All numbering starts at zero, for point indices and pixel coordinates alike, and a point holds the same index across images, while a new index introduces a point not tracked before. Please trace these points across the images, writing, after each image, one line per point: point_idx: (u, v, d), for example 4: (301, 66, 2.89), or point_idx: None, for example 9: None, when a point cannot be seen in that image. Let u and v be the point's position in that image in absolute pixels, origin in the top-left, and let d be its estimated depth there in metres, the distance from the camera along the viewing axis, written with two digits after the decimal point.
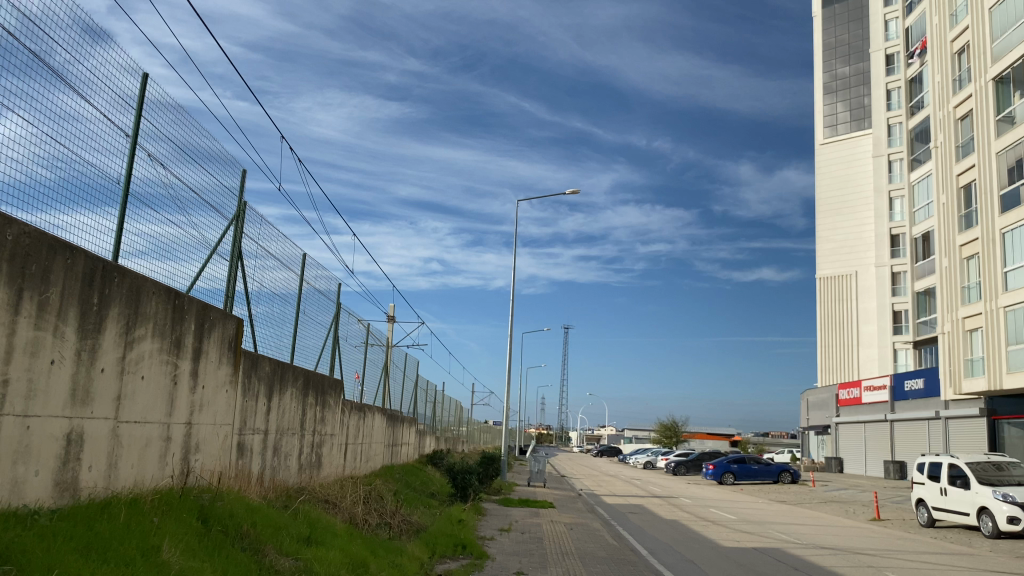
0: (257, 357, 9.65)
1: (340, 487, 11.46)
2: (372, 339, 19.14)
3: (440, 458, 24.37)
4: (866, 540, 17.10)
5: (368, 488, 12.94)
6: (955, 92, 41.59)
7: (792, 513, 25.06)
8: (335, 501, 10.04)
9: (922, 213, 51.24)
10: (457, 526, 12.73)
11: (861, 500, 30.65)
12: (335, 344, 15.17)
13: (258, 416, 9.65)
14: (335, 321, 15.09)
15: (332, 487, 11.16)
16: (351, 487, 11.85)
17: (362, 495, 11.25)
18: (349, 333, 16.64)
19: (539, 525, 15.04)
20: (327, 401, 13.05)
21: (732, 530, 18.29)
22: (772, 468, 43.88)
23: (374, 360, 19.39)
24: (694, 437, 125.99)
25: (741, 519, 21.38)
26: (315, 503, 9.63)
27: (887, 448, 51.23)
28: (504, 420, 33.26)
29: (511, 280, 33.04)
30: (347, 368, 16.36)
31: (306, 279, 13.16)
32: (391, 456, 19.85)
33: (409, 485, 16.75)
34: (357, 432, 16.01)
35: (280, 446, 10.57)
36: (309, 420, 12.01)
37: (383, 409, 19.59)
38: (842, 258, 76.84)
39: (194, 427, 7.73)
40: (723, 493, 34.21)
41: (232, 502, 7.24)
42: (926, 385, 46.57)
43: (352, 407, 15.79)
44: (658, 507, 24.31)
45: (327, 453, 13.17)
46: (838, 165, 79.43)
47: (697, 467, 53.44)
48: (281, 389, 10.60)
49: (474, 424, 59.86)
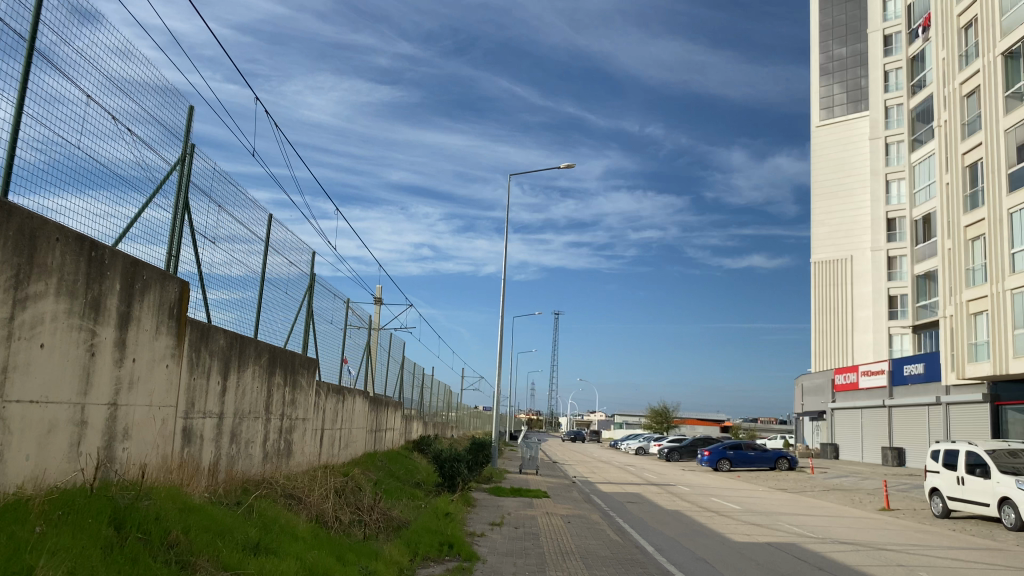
0: (209, 328, 8.27)
1: (308, 478, 10.08)
2: (354, 320, 17.67)
3: (428, 444, 23.01)
4: (885, 534, 15.91)
5: (344, 478, 11.57)
6: (961, 69, 40.34)
7: (796, 502, 23.91)
8: (300, 496, 8.69)
9: (923, 195, 50.11)
10: (443, 521, 11.43)
11: (865, 489, 29.53)
12: (310, 322, 13.52)
13: (209, 398, 8.26)
14: (309, 295, 13.45)
15: (299, 478, 9.78)
16: (323, 477, 10.47)
17: (333, 488, 9.89)
18: (326, 310, 15.01)
19: (532, 518, 13.78)
20: (297, 381, 11.64)
21: (739, 521, 17.07)
22: (769, 454, 42.79)
23: (355, 342, 17.86)
24: (685, 422, 125.10)
25: (745, 509, 20.18)
26: (275, 499, 8.28)
27: (885, 435, 50.20)
28: (495, 405, 31.91)
29: (502, 259, 31.67)
30: (323, 350, 14.72)
31: (274, 243, 11.41)
32: (373, 442, 18.49)
33: (393, 475, 15.38)
34: (334, 417, 14.60)
35: (238, 433, 9.22)
36: (275, 403, 10.62)
37: (366, 392, 18.21)
38: (837, 242, 75.77)
39: (121, 409, 6.37)
40: (720, 480, 33.06)
41: (162, 501, 5.91)
42: (926, 370, 45.47)
43: (329, 389, 14.36)
44: (657, 496, 23.06)
45: (297, 439, 11.81)
46: (834, 148, 78.16)
47: (690, 453, 52.36)
48: (241, 367, 9.23)
49: (463, 408, 58.63)
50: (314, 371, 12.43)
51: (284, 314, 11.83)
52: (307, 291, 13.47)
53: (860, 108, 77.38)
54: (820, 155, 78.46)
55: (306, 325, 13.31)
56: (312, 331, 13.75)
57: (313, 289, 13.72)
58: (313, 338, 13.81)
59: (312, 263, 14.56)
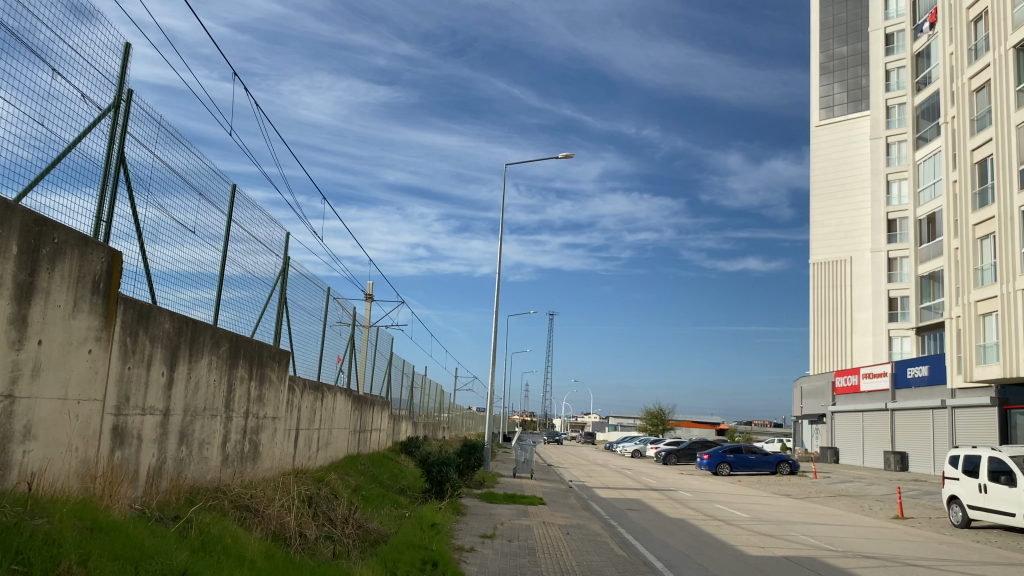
0: (151, 311, 7.03)
1: (271, 485, 8.82)
2: (338, 313, 16.33)
3: (416, 446, 21.73)
4: (908, 547, 14.76)
5: (316, 486, 10.29)
6: (970, 63, 39.23)
7: (805, 509, 22.76)
8: (259, 508, 7.44)
9: (927, 193, 48.98)
10: (426, 534, 10.20)
11: (874, 495, 28.35)
12: (284, 310, 12.08)
13: (150, 390, 7.02)
14: (283, 280, 11.99)
15: (260, 485, 8.52)
16: (288, 485, 9.19)
17: (299, 498, 8.60)
18: (303, 299, 13.57)
19: (528, 529, 12.55)
20: (264, 375, 10.34)
21: (748, 532, 15.88)
22: (770, 458, 41.62)
23: (339, 337, 16.45)
24: (681, 425, 124.04)
25: (753, 518, 18.99)
26: (226, 510, 7.05)
27: (888, 439, 49.04)
28: (489, 405, 30.67)
29: (498, 253, 30.47)
30: (300, 342, 13.32)
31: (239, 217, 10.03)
32: (356, 444, 17.24)
33: (375, 480, 14.14)
34: (312, 416, 13.38)
35: (190, 432, 7.98)
36: (237, 399, 9.35)
37: (348, 389, 16.93)
38: (837, 243, 74.69)
39: (20, 404, 5.12)
40: (722, 485, 31.91)
41: (59, 520, 4.66)
42: (930, 373, 44.38)
43: (306, 386, 13.13)
44: (658, 503, 21.81)
45: (266, 440, 10.59)
46: (834, 147, 77.07)
47: (689, 456, 51.19)
48: (192, 356, 7.97)
49: (456, 408, 57.33)
50: (286, 363, 11.19)
51: (251, 300, 10.41)
52: (279, 275, 12.00)
53: (860, 108, 76.27)
54: (820, 155, 77.36)
55: (280, 312, 11.89)
56: (286, 319, 12.29)
57: (287, 273, 12.30)
58: (287, 326, 12.33)
59: (285, 245, 13.12)
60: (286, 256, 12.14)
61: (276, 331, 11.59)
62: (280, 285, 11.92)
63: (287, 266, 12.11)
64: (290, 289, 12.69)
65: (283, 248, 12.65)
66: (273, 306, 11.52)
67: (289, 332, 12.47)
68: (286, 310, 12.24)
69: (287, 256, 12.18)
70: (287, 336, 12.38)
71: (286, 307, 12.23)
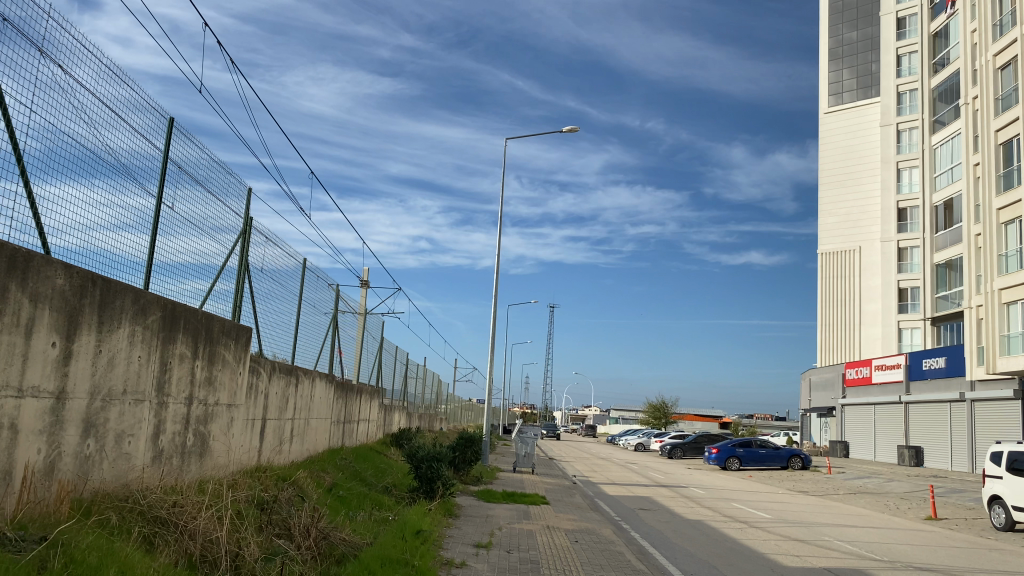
0: (35, 266, 5.32)
1: (211, 489, 7.08)
2: (320, 291, 14.48)
3: (407, 438, 20.02)
4: (961, 557, 13.05)
5: (274, 487, 8.57)
6: (994, 39, 37.48)
7: (828, 508, 21.04)
8: (178, 522, 5.79)
9: (945, 178, 47.19)
10: (407, 544, 8.49)
11: (897, 493, 26.63)
12: (245, 277, 10.21)
13: (25, 367, 5.25)
14: (244, 243, 10.11)
15: (194, 490, 6.80)
16: (236, 491, 7.47)
17: (246, 511, 6.89)
18: (273, 269, 11.63)
19: (530, 537, 10.81)
20: (215, 354, 8.63)
21: (775, 536, 14.22)
22: (782, 452, 39.92)
23: (320, 319, 14.58)
24: (683, 418, 122.18)
25: (776, 518, 17.29)
26: (122, 529, 5.40)
27: (901, 433, 47.26)
28: (488, 397, 29.10)
29: (499, 235, 28.77)
30: (269, 319, 11.43)
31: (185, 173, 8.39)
32: (340, 436, 15.58)
33: (355, 477, 12.40)
34: (283, 405, 11.72)
35: (101, 422, 6.27)
36: (175, 381, 7.66)
37: (331, 374, 15.22)
38: (845, 232, 72.87)
39: None
40: (732, 481, 30.26)
41: None
42: (948, 364, 42.61)
43: (278, 369, 11.53)
44: (670, 501, 20.08)
45: (218, 433, 8.85)
46: (843, 134, 75.08)
47: (695, 449, 49.56)
48: (104, 324, 6.25)
49: (456, 400, 55.62)
50: (244, 338, 9.46)
51: (201, 262, 8.63)
52: (240, 236, 10.10)
53: (871, 94, 74.32)
54: (828, 143, 75.43)
55: (241, 278, 10.03)
56: (248, 287, 10.41)
57: (250, 236, 10.41)
58: (250, 293, 10.46)
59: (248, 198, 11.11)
60: (248, 212, 10.34)
61: (233, 299, 9.71)
62: (242, 250, 10.09)
63: (250, 224, 10.23)
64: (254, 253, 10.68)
65: (244, 205, 10.73)
66: (231, 269, 9.64)
67: (253, 303, 10.62)
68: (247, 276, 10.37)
69: (248, 214, 10.36)
70: (250, 307, 10.53)
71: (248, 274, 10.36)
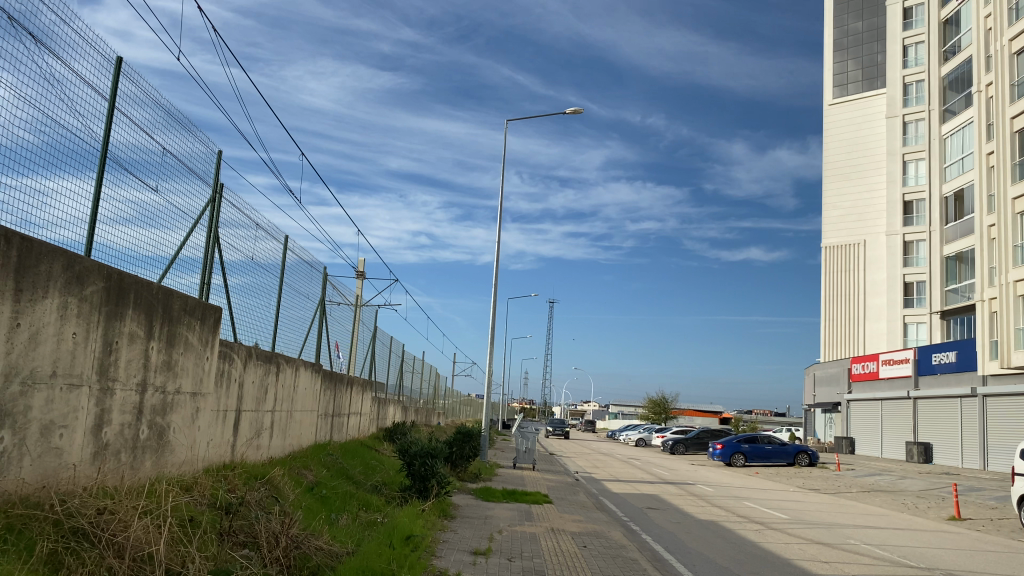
0: None
1: (158, 491, 6.04)
2: (303, 273, 13.34)
3: (401, 433, 19.02)
4: (1002, 563, 12.00)
5: (243, 489, 7.50)
6: (1010, 24, 36.43)
7: (845, 508, 19.99)
8: (101, 535, 4.83)
9: (955, 168, 46.13)
10: (395, 552, 7.41)
11: (913, 491, 25.60)
12: (216, 250, 9.13)
13: None
14: (212, 212, 9.02)
15: (133, 492, 5.77)
16: (192, 495, 6.42)
17: (199, 520, 5.87)
18: (245, 247, 10.43)
19: (532, 542, 9.72)
20: (174, 333, 7.54)
21: (797, 540, 13.17)
22: (789, 448, 38.88)
23: (304, 305, 13.43)
24: (684, 414, 121.04)
25: (794, 518, 16.21)
26: (28, 548, 4.41)
27: (910, 429, 46.23)
28: (488, 390, 28.03)
29: (498, 222, 27.71)
30: (245, 303, 10.29)
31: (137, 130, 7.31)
32: (327, 430, 14.53)
33: (341, 475, 11.34)
34: (261, 395, 10.65)
35: (20, 412, 5.21)
36: (124, 363, 6.58)
37: (317, 364, 14.13)
38: (849, 226, 71.80)
39: None
40: (739, 478, 29.21)
41: None
42: (959, 359, 41.60)
43: (256, 357, 10.46)
44: (678, 500, 19.02)
45: (179, 424, 7.76)
46: (848, 126, 73.91)
47: (697, 445, 48.59)
48: (23, 295, 5.18)
49: (454, 394, 54.67)
50: (210, 318, 8.38)
51: (164, 225, 7.57)
52: (208, 202, 9.00)
53: (876, 85, 73.19)
54: (833, 135, 74.32)
55: (210, 250, 8.96)
56: (219, 259, 9.30)
57: (220, 204, 9.31)
58: (221, 265, 9.35)
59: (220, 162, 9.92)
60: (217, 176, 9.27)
61: (199, 269, 8.62)
62: (213, 219, 9.04)
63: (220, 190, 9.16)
64: (222, 222, 9.52)
65: (215, 169, 9.57)
66: (197, 240, 8.55)
67: (225, 279, 9.51)
68: (217, 249, 9.29)
69: (218, 178, 9.30)
70: (222, 283, 9.43)
71: (218, 246, 9.28)
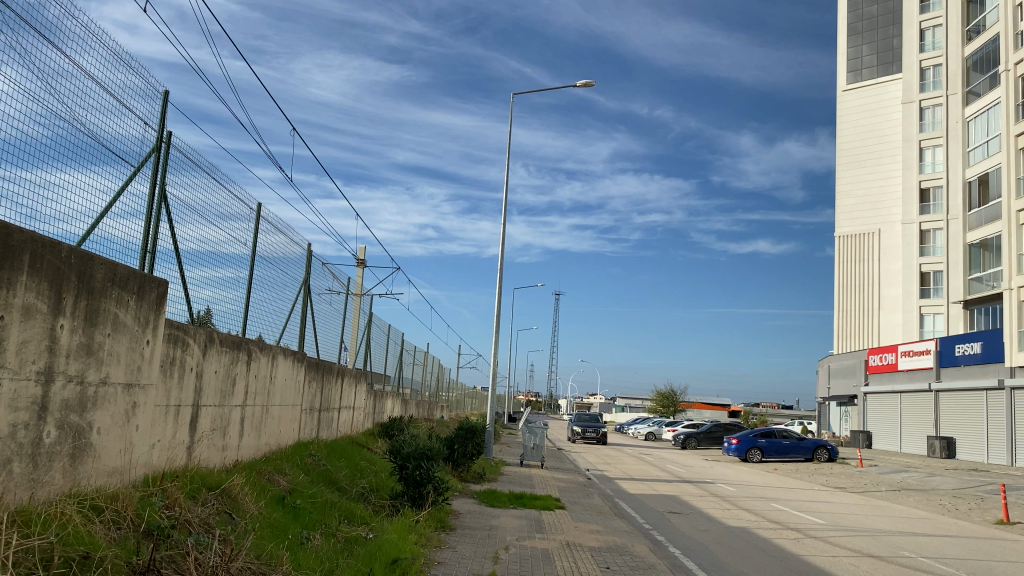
0: None
1: (30, 520, 4.52)
2: (280, 247, 11.61)
3: (398, 430, 17.50)
4: None
5: (178, 505, 5.98)
6: None
7: (881, 511, 18.42)
8: None
9: (978, 153, 44.46)
10: None
11: (946, 491, 23.98)
12: (163, 209, 7.65)
13: None
14: (156, 164, 7.49)
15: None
16: (90, 524, 4.89)
17: (82, 563, 4.34)
18: (203, 211, 8.74)
19: (549, 562, 8.22)
20: (97, 308, 6.01)
21: (845, 552, 11.64)
22: (807, 443, 37.28)
23: (282, 288, 11.74)
24: (691, 407, 119.30)
25: (831, 525, 14.62)
26: None
27: (931, 424, 44.54)
28: (493, 383, 26.42)
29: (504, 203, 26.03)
30: (203, 275, 8.62)
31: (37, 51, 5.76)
32: (313, 426, 12.94)
33: (322, 479, 9.83)
34: (227, 387, 9.12)
35: None
36: (20, 351, 5.06)
37: (301, 350, 12.50)
38: (863, 214, 69.91)
39: None
40: (758, 476, 27.62)
41: None
42: (984, 350, 39.96)
43: (221, 342, 8.92)
44: (700, 502, 17.46)
45: (108, 422, 6.24)
46: (862, 113, 71.87)
47: (709, 439, 46.95)
48: None
49: (458, 386, 53.01)
50: (149, 292, 6.80)
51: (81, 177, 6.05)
52: (150, 148, 7.50)
53: (891, 70, 71.12)
54: (846, 121, 72.42)
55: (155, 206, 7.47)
56: (167, 218, 7.80)
57: (169, 155, 7.75)
58: (170, 225, 7.83)
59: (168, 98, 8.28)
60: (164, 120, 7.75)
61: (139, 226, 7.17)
62: (158, 173, 7.55)
63: (168, 137, 7.65)
64: (173, 174, 7.96)
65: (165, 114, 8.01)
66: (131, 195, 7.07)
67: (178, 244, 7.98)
68: (165, 206, 7.80)
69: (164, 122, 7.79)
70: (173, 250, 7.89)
71: (166, 203, 7.77)
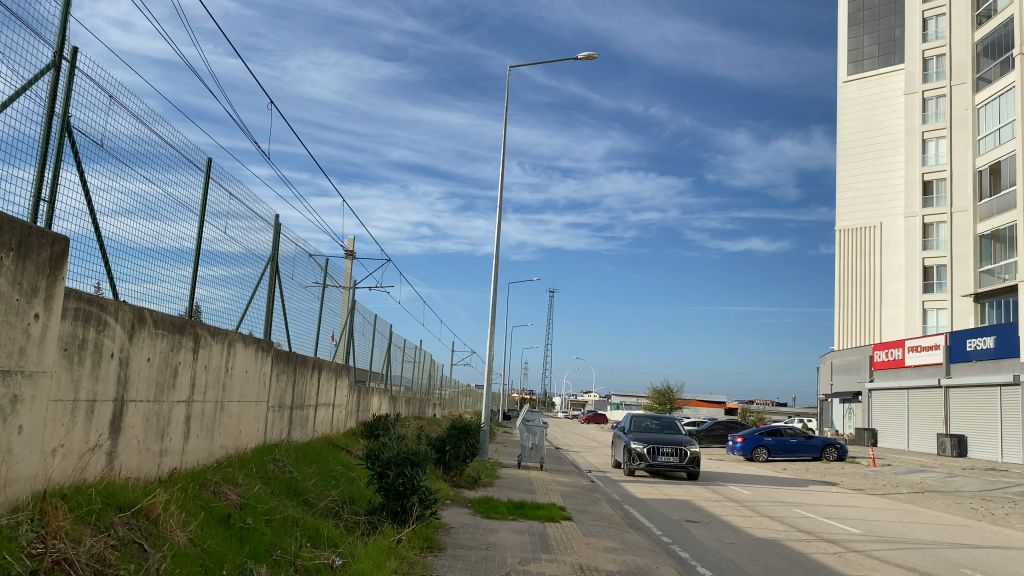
0: None
1: None
2: (240, 215, 9.89)
3: (382, 430, 15.81)
4: None
5: (44, 533, 4.34)
6: None
7: (913, 517, 16.73)
8: None
9: (990, 141, 43.01)
10: None
11: (972, 493, 22.35)
12: (66, 147, 5.98)
13: None
14: (52, 86, 5.83)
15: None
16: None
17: None
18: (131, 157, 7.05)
19: None
20: None
21: (897, 571, 9.99)
22: (815, 442, 35.67)
23: (243, 260, 9.97)
24: (689, 405, 118.07)
25: (869, 535, 12.94)
26: None
27: (940, 421, 43.00)
28: (488, 379, 24.71)
29: (499, 186, 24.33)
30: (128, 232, 6.92)
31: None
32: (282, 427, 11.28)
33: (285, 489, 8.20)
34: (165, 375, 7.45)
35: None
36: None
37: (268, 337, 10.81)
38: (864, 208, 68.36)
39: None
40: (768, 477, 26.00)
41: None
42: (997, 345, 38.46)
43: (157, 324, 7.24)
44: (759, 529, 12.96)
45: None
46: (864, 105, 70.29)
47: (710, 438, 45.40)
48: None
49: (452, 383, 51.37)
50: (35, 252, 5.13)
51: None
52: (48, 66, 5.84)
53: (893, 61, 69.61)
54: (847, 113, 70.89)
55: (51, 138, 5.80)
56: (74, 159, 6.12)
57: (73, 76, 6.08)
58: (78, 167, 6.15)
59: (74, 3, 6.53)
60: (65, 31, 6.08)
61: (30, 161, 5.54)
62: (58, 97, 5.89)
63: (72, 54, 5.99)
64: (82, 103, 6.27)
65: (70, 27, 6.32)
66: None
67: (88, 192, 6.29)
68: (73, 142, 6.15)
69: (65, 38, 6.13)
70: (82, 198, 6.21)
71: (74, 138, 6.12)
